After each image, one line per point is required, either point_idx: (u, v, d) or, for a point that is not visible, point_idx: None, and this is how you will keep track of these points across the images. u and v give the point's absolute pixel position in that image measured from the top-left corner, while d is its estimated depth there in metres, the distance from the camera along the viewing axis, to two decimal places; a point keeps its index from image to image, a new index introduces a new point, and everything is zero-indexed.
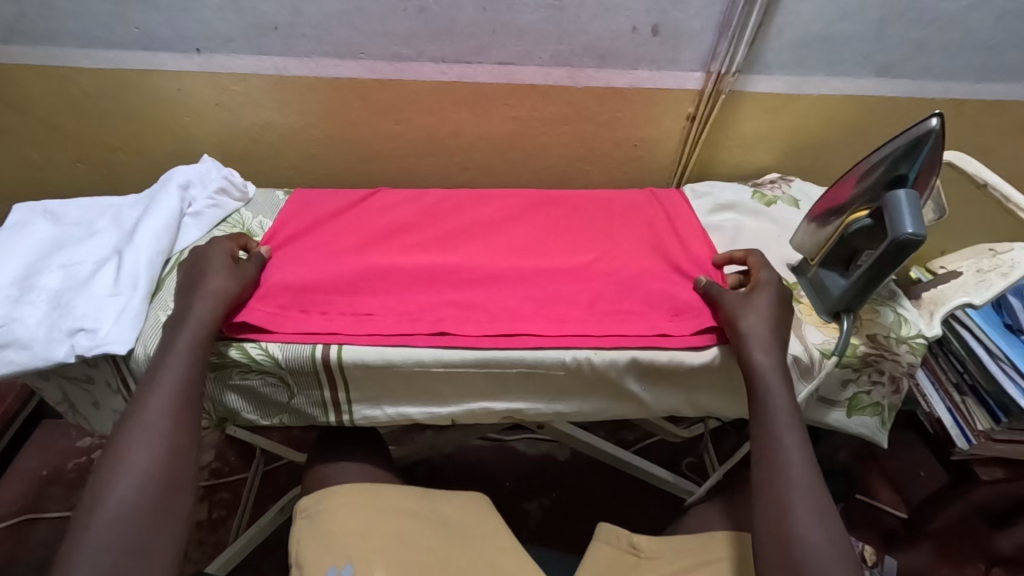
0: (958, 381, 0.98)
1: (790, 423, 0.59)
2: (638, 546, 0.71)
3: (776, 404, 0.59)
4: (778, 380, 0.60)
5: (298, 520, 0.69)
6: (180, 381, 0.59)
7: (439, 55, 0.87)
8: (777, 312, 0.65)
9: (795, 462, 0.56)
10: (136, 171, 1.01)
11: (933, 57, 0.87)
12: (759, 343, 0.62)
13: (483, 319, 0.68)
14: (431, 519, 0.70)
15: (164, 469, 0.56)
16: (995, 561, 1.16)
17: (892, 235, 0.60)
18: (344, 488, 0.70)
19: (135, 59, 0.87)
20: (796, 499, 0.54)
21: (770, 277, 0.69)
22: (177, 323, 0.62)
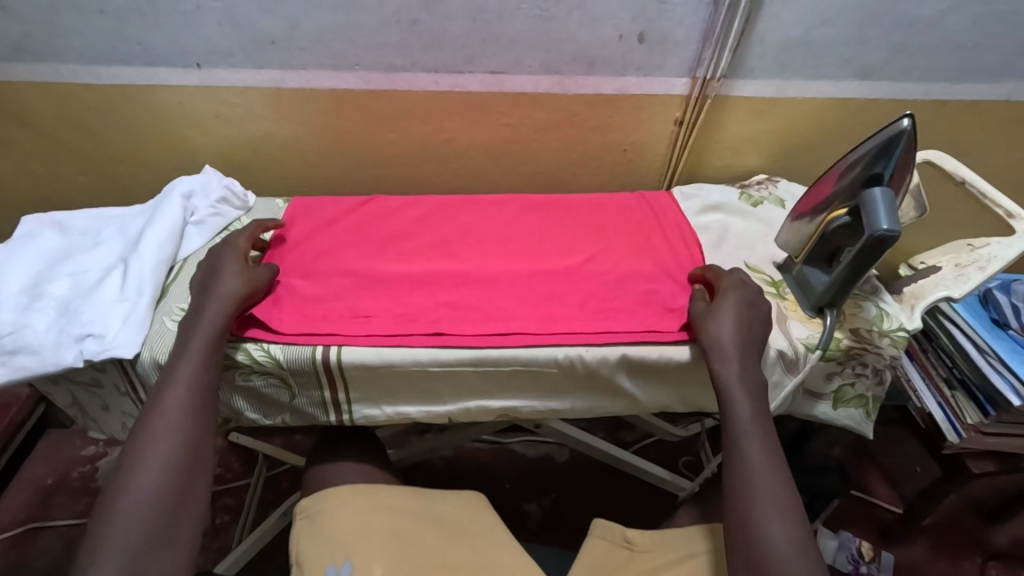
0: (946, 376, 0.99)
1: (751, 431, 0.60)
2: (631, 540, 0.72)
3: (738, 411, 0.61)
4: (739, 389, 0.62)
5: (299, 520, 0.71)
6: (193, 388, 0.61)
7: (431, 65, 0.90)
8: (743, 311, 0.66)
9: (757, 468, 0.58)
10: (139, 183, 1.04)
11: (913, 59, 0.90)
12: (720, 355, 0.64)
13: (478, 319, 0.70)
14: (429, 518, 0.71)
15: (180, 465, 0.58)
16: (992, 555, 1.16)
17: (868, 231, 0.62)
18: (341, 488, 0.72)
19: (137, 75, 0.90)
20: (761, 504, 0.56)
21: (734, 280, 0.70)
22: (183, 340, 0.63)
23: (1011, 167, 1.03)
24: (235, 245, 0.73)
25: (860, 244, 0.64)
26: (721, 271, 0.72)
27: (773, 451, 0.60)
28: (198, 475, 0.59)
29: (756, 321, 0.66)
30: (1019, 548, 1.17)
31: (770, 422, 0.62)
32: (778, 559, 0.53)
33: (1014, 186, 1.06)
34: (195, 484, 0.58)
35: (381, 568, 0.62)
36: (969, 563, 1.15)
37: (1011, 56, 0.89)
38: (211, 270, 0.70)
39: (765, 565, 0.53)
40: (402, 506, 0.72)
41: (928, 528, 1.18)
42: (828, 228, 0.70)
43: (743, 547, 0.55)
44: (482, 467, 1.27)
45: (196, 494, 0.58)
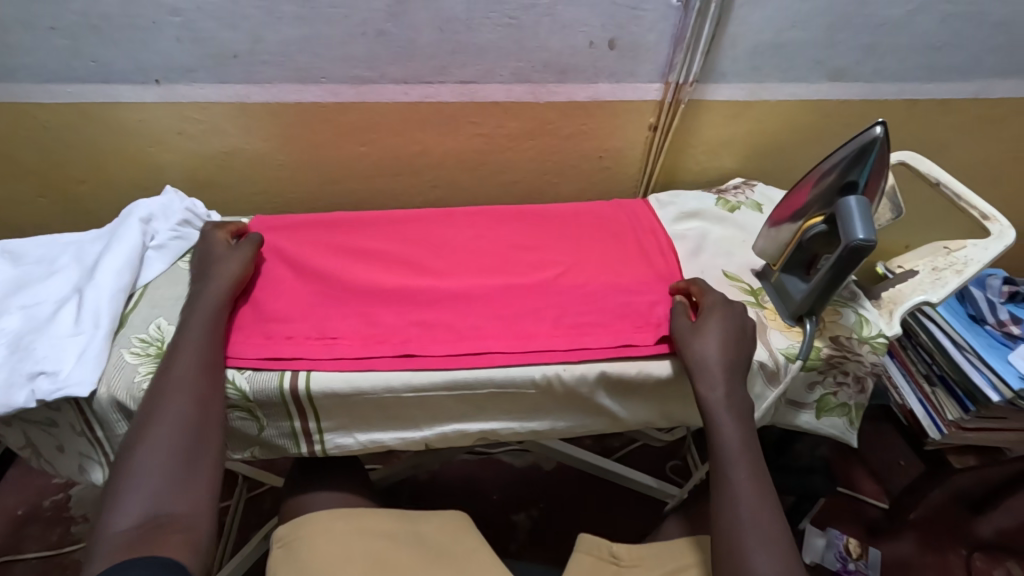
0: (927, 373, 1.00)
1: (737, 460, 0.59)
2: (618, 556, 0.70)
3: (726, 438, 0.60)
4: (726, 415, 0.61)
5: (276, 548, 0.68)
6: (199, 354, 0.62)
7: (400, 76, 0.87)
8: (728, 334, 0.65)
9: (744, 500, 0.57)
10: (102, 203, 1.00)
11: (883, 61, 0.90)
12: (707, 378, 0.62)
13: (450, 338, 0.68)
14: (410, 544, 0.69)
15: (193, 421, 0.58)
16: (976, 545, 1.17)
17: (845, 242, 0.62)
18: (319, 516, 0.69)
19: (93, 93, 0.87)
20: (748, 537, 0.55)
21: (717, 297, 0.69)
22: (174, 348, 0.63)
23: (985, 164, 1.04)
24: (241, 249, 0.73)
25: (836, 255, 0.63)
26: (707, 285, 0.72)
27: (761, 478, 0.58)
28: (208, 436, 0.59)
29: (740, 339, 0.65)
30: (1001, 538, 1.18)
31: (758, 448, 0.60)
32: None
33: (987, 182, 1.07)
34: (208, 438, 0.59)
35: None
36: (955, 555, 1.15)
37: (980, 55, 0.89)
38: (205, 267, 0.71)
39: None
40: (383, 531, 0.69)
41: (914, 523, 1.19)
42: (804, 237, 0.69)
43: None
44: (468, 480, 1.25)
45: (211, 450, 0.58)
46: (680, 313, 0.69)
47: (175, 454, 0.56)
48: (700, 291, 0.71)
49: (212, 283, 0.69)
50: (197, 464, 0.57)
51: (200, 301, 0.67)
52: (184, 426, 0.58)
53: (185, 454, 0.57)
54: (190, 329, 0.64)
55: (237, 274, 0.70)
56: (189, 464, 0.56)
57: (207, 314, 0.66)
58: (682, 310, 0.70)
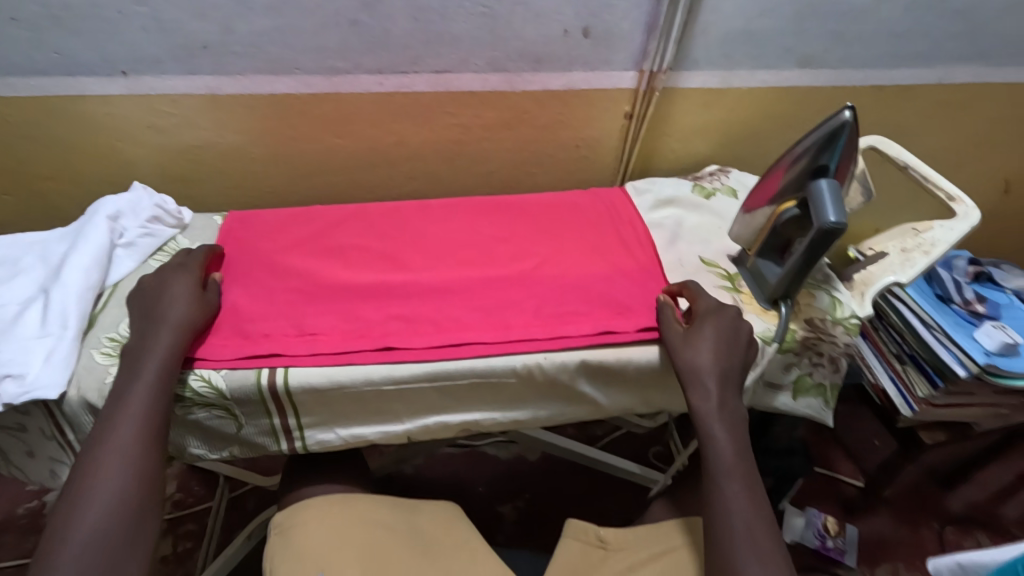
0: (898, 352, 1.02)
1: (731, 472, 0.59)
2: (605, 540, 0.72)
3: (721, 451, 0.60)
4: (720, 426, 0.61)
5: (272, 535, 0.65)
6: (148, 405, 0.58)
7: (374, 67, 0.86)
8: (720, 344, 0.64)
9: (738, 513, 0.57)
10: (68, 200, 0.97)
11: (850, 48, 0.91)
12: (699, 387, 0.63)
13: (429, 331, 0.68)
14: (405, 534, 0.66)
15: (133, 490, 0.56)
16: (948, 519, 1.21)
17: (817, 225, 0.63)
18: (322, 501, 0.67)
19: (57, 86, 0.84)
20: (742, 551, 0.55)
21: (709, 303, 0.68)
22: (116, 409, 0.58)
23: (950, 148, 1.06)
24: (190, 270, 0.69)
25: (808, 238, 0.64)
26: (699, 288, 0.71)
27: (753, 493, 0.59)
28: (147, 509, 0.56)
29: (733, 349, 0.65)
30: (971, 512, 1.22)
31: (751, 459, 0.61)
32: None
33: (953, 166, 1.09)
34: (148, 507, 0.56)
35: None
36: (927, 529, 1.19)
37: (943, 41, 0.91)
38: (156, 296, 0.66)
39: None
40: (380, 520, 0.67)
41: (889, 499, 1.22)
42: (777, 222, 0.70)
43: None
44: (453, 474, 1.24)
45: (146, 530, 0.56)
46: (670, 317, 0.68)
47: (109, 535, 0.53)
48: (694, 293, 0.70)
49: (167, 329, 0.62)
50: (136, 541, 0.55)
51: (157, 337, 0.62)
52: (121, 494, 0.55)
53: (124, 528, 0.54)
54: (137, 386, 0.59)
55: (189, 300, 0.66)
56: (120, 548, 0.53)
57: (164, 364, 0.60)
58: (671, 312, 0.69)
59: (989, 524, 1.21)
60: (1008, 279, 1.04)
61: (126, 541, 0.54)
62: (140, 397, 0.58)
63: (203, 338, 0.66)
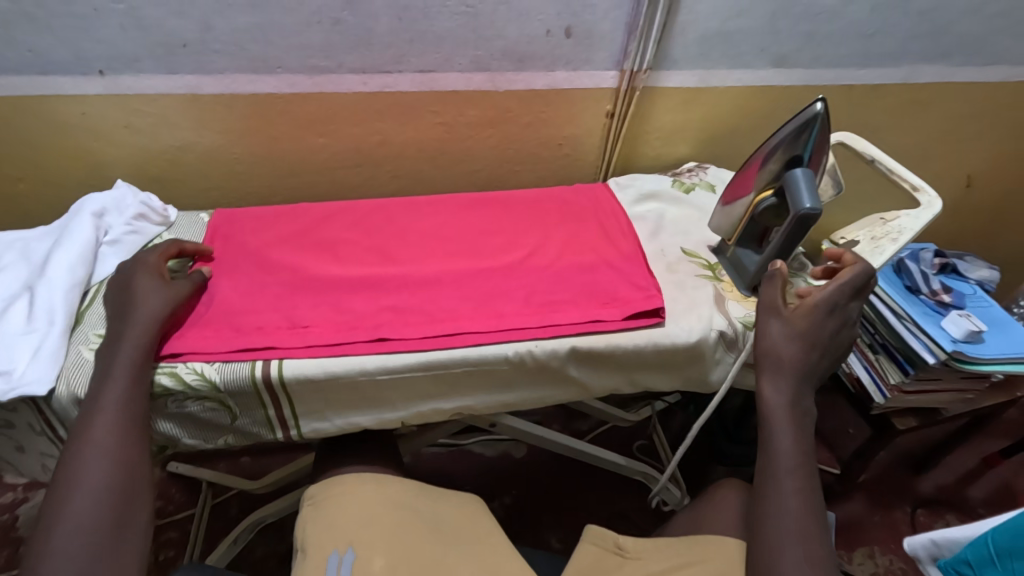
0: (870, 342, 1.06)
1: (792, 470, 0.58)
2: (624, 547, 0.67)
3: (780, 445, 0.59)
4: (785, 422, 0.60)
5: (306, 507, 0.64)
6: (126, 398, 0.58)
7: (358, 66, 0.87)
8: (807, 338, 0.64)
9: (790, 510, 0.56)
10: (41, 203, 0.95)
11: (821, 48, 0.95)
12: (774, 376, 0.63)
13: (420, 321, 0.69)
14: (434, 523, 0.63)
15: (118, 484, 0.55)
16: (919, 502, 1.26)
17: (794, 212, 0.66)
18: (354, 477, 0.64)
19: (29, 85, 0.83)
20: (788, 551, 0.54)
21: (827, 298, 0.65)
22: (90, 409, 0.57)
23: (912, 146, 1.12)
24: (145, 260, 0.68)
25: (787, 225, 0.68)
26: (857, 268, 0.68)
27: (810, 498, 0.57)
28: (133, 509, 0.55)
29: (815, 351, 0.64)
30: (941, 494, 1.27)
31: (814, 464, 0.59)
32: None
33: (915, 162, 1.15)
34: (134, 501, 0.56)
35: (382, 563, 0.56)
36: (900, 513, 1.23)
37: (909, 41, 0.96)
38: (123, 299, 0.64)
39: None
40: (410, 504, 0.64)
41: (863, 484, 1.27)
42: (756, 211, 0.73)
43: None
44: (440, 473, 1.24)
45: (137, 529, 0.55)
46: (778, 284, 0.68)
47: (94, 543, 0.52)
48: (838, 278, 0.67)
49: (133, 325, 0.61)
50: (122, 543, 0.54)
51: (128, 329, 0.61)
52: (103, 493, 0.54)
53: (111, 528, 0.53)
54: (108, 387, 0.58)
55: (158, 293, 0.65)
56: (108, 554, 0.52)
57: (131, 363, 0.59)
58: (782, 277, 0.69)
59: (957, 505, 1.27)
60: (972, 270, 1.10)
61: (117, 535, 0.53)
62: (112, 394, 0.57)
63: (177, 334, 0.66)
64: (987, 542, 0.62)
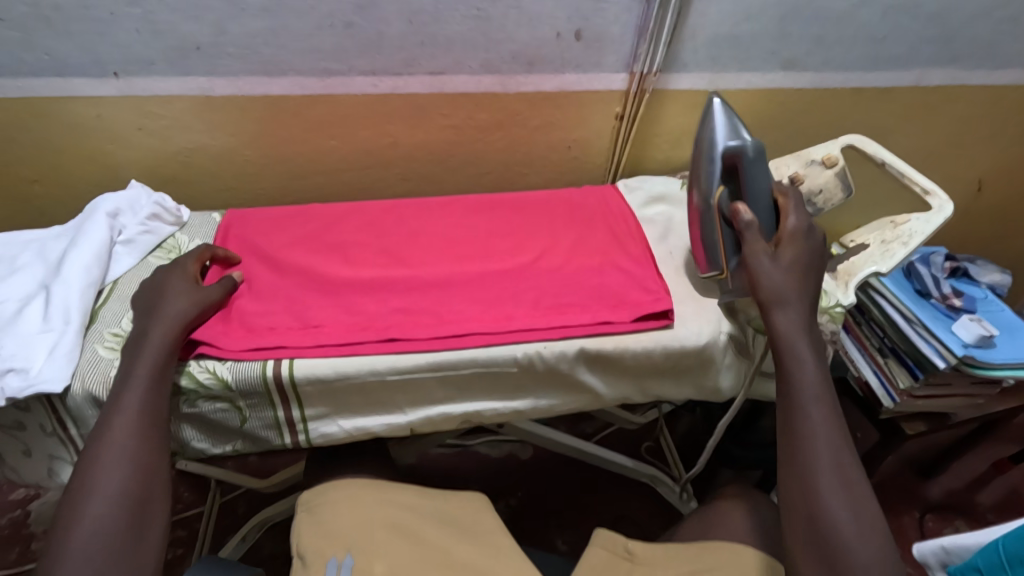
0: (880, 345, 1.05)
1: (819, 397, 0.60)
2: (632, 552, 0.66)
3: (803, 375, 0.62)
4: (804, 349, 0.63)
5: (300, 514, 0.64)
6: (147, 401, 0.59)
7: (369, 69, 0.88)
8: (803, 269, 0.67)
9: (822, 436, 0.58)
10: (57, 204, 0.96)
11: (830, 51, 0.95)
12: (782, 310, 0.64)
13: (432, 322, 0.69)
14: (437, 519, 0.65)
15: (137, 484, 0.56)
16: (927, 508, 1.26)
17: (741, 152, 0.69)
18: (346, 484, 0.65)
19: (45, 87, 0.84)
20: (823, 478, 0.56)
21: (800, 223, 0.69)
22: (107, 412, 0.58)
23: (922, 150, 1.11)
24: (184, 264, 0.70)
25: (744, 178, 0.70)
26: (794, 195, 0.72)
27: (835, 418, 0.60)
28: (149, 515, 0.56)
29: (807, 278, 0.67)
30: (950, 499, 1.27)
31: (832, 387, 0.62)
32: (843, 534, 0.54)
33: (927, 165, 1.14)
34: (151, 502, 0.57)
35: (383, 567, 0.57)
36: (909, 518, 1.24)
37: (919, 45, 0.96)
38: (147, 300, 0.66)
39: (829, 538, 0.54)
40: (411, 506, 0.65)
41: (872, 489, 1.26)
42: (723, 209, 0.71)
43: (806, 521, 0.56)
44: (447, 474, 1.25)
45: (153, 528, 0.56)
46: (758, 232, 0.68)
47: (111, 546, 0.53)
48: (788, 205, 0.71)
49: (157, 326, 0.62)
50: (140, 544, 0.54)
51: (153, 327, 0.62)
52: (122, 496, 0.55)
53: (127, 528, 0.54)
54: (127, 390, 0.59)
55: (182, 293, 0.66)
56: (124, 556, 0.53)
57: (155, 363, 0.60)
58: (755, 225, 0.68)
59: (967, 512, 1.26)
60: (983, 274, 1.10)
61: (135, 533, 0.54)
62: (133, 395, 0.58)
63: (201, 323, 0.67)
64: (998, 548, 0.61)
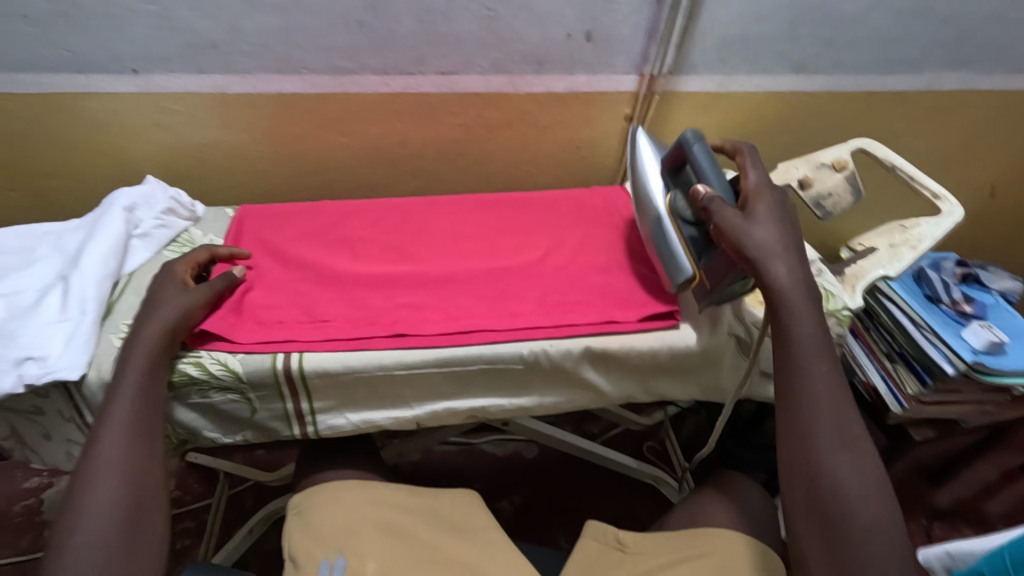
0: (888, 351, 1.04)
1: (818, 354, 0.59)
2: (623, 541, 0.68)
3: (802, 332, 0.59)
4: (801, 304, 0.60)
5: (291, 517, 0.65)
6: (135, 414, 0.59)
7: (380, 67, 0.89)
8: (781, 221, 0.65)
9: (823, 396, 0.57)
10: (74, 196, 0.98)
11: (841, 53, 0.95)
12: (773, 266, 0.61)
13: (438, 318, 0.70)
14: (427, 516, 0.66)
15: (131, 493, 0.56)
16: (934, 515, 1.26)
17: (687, 145, 0.71)
18: (333, 486, 0.66)
19: (65, 83, 0.85)
20: (825, 442, 0.56)
21: (760, 177, 0.70)
22: (98, 427, 0.58)
23: (932, 154, 1.11)
24: (173, 269, 0.70)
25: (694, 167, 0.70)
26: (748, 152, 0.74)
27: (835, 375, 0.59)
28: (145, 522, 0.56)
29: (788, 228, 0.65)
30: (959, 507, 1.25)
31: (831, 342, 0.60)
32: (845, 498, 0.54)
33: (938, 169, 1.13)
34: (147, 509, 0.57)
35: (374, 566, 0.59)
36: (916, 524, 1.25)
37: (931, 48, 0.96)
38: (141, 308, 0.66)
39: (830, 503, 0.54)
40: (400, 505, 0.66)
41: None
42: (681, 210, 0.70)
43: (808, 486, 0.55)
44: (452, 471, 1.25)
45: (150, 536, 0.56)
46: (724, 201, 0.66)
47: (109, 552, 0.53)
48: (746, 163, 0.72)
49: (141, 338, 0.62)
50: (136, 552, 0.54)
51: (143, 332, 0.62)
52: (117, 504, 0.55)
53: (123, 535, 0.54)
54: (114, 406, 0.59)
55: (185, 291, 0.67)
56: (122, 561, 0.53)
57: (139, 379, 0.60)
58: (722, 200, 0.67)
59: (974, 519, 1.27)
60: (995, 281, 1.08)
61: (131, 542, 0.54)
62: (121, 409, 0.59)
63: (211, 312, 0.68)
64: (1002, 555, 0.61)
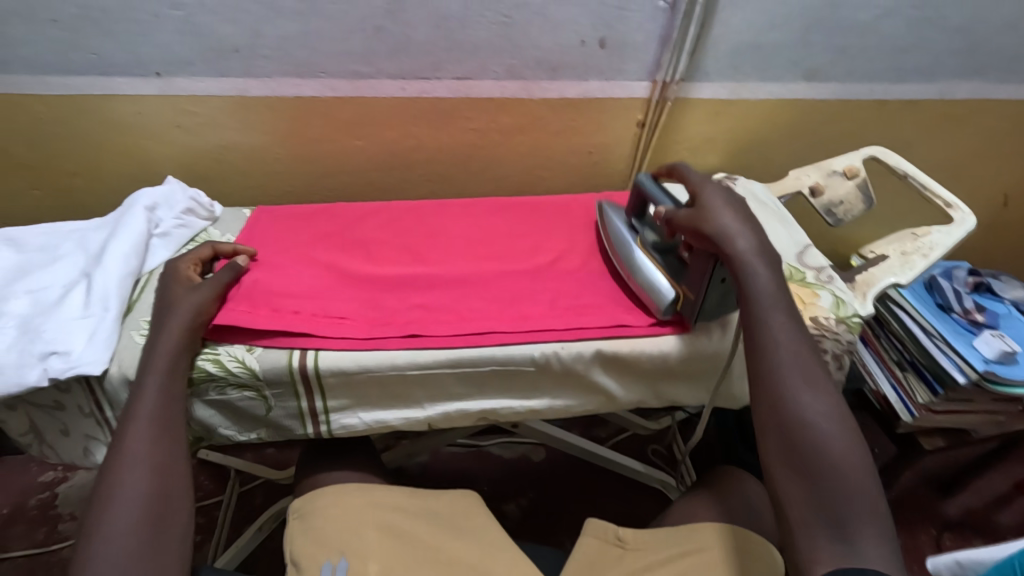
0: (898, 359, 1.04)
1: (775, 303, 0.60)
2: (623, 538, 0.68)
3: (760, 286, 0.61)
4: (760, 262, 0.62)
5: (293, 521, 0.67)
6: (160, 411, 0.60)
7: (397, 72, 0.90)
8: (735, 202, 0.67)
9: (786, 342, 0.59)
10: (96, 196, 1.00)
11: (854, 62, 0.95)
12: (732, 237, 0.63)
13: (451, 318, 0.71)
14: (428, 518, 0.66)
15: (158, 486, 0.57)
16: (945, 525, 1.22)
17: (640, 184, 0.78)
18: (334, 489, 0.67)
19: (90, 85, 0.88)
20: (793, 388, 0.56)
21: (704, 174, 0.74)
22: (124, 424, 0.60)
23: (944, 162, 1.11)
24: (177, 267, 0.71)
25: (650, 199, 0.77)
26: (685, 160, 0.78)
27: (797, 324, 0.60)
28: (171, 515, 0.57)
29: (741, 208, 0.67)
30: (969, 518, 1.24)
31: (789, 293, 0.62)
32: (820, 438, 0.54)
33: (950, 178, 1.13)
34: (173, 503, 0.58)
35: (376, 567, 0.60)
36: (926, 535, 1.21)
37: (944, 57, 0.96)
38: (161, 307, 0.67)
39: (805, 446, 0.54)
40: (400, 507, 0.67)
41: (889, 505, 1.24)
42: None
43: (781, 431, 0.55)
44: (459, 472, 1.26)
45: (175, 527, 0.57)
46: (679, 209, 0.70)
47: (135, 541, 0.54)
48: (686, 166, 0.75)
49: (166, 333, 0.64)
50: (163, 540, 0.55)
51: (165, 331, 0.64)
52: (143, 496, 0.56)
53: (150, 527, 0.55)
54: (139, 404, 0.60)
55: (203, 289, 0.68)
56: (150, 550, 0.54)
57: (161, 382, 0.62)
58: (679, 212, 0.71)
59: (982, 529, 1.23)
60: (1007, 290, 1.08)
61: (157, 534, 0.55)
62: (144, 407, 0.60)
63: (226, 305, 0.69)
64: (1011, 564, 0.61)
